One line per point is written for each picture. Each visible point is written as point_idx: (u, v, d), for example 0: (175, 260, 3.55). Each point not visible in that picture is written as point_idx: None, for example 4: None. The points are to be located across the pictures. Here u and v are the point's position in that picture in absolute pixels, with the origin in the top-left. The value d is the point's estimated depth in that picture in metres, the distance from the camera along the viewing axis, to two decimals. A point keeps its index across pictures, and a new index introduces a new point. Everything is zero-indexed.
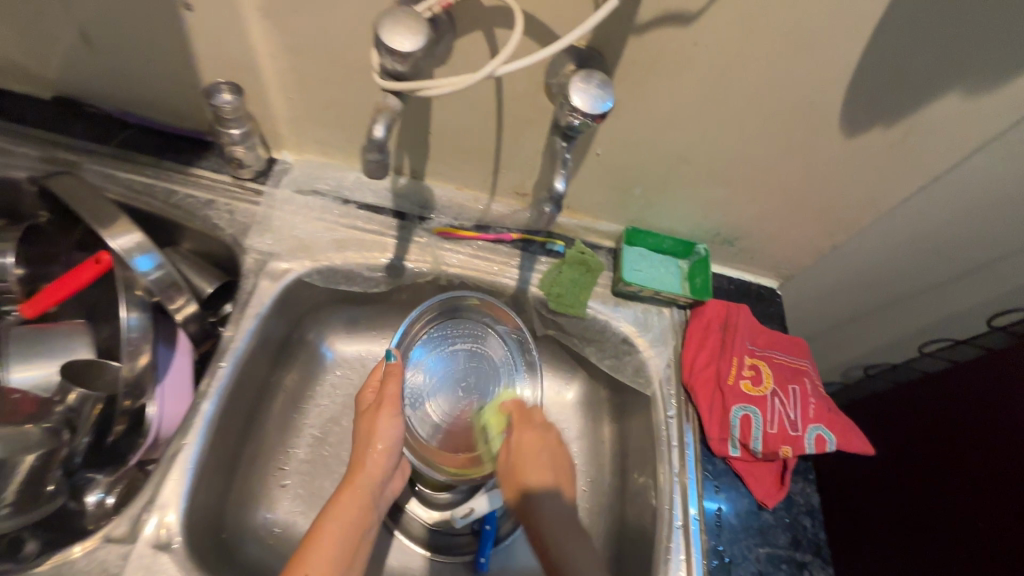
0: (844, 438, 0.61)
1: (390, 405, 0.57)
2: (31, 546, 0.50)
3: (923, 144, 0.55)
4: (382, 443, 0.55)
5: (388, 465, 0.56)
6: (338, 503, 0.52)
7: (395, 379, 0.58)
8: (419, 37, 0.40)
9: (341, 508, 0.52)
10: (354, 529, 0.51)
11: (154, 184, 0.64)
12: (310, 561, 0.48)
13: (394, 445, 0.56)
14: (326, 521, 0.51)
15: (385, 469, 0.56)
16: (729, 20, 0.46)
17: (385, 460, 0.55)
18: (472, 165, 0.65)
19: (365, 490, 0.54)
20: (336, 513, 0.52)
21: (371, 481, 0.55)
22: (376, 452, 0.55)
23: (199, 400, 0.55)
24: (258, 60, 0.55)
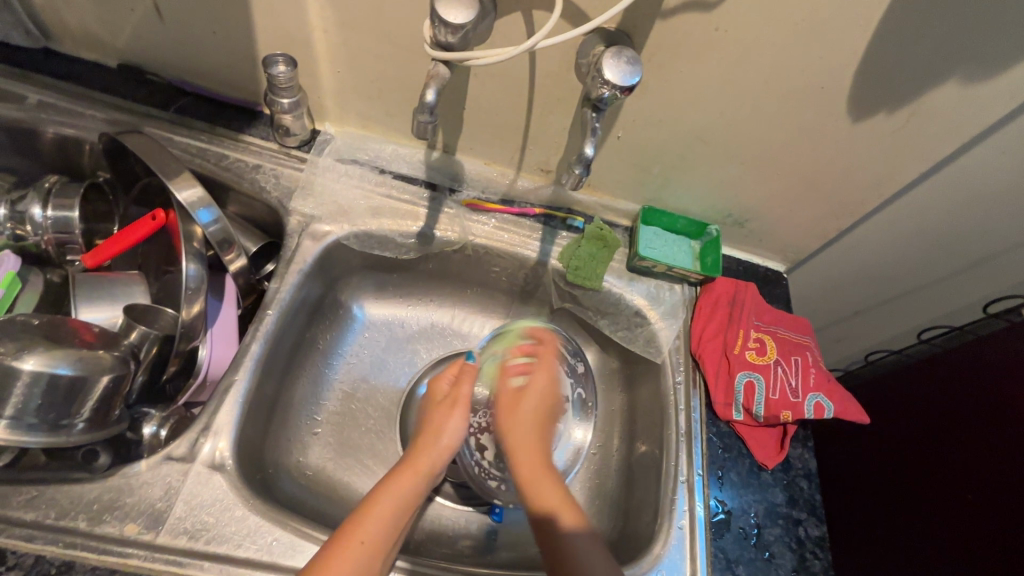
0: (842, 405, 0.64)
1: (463, 405, 0.61)
2: (104, 458, 0.56)
3: (924, 129, 0.59)
4: (451, 434, 0.59)
5: (446, 458, 0.58)
6: (398, 478, 0.54)
7: (469, 378, 0.63)
8: (471, 12, 0.44)
9: (399, 482, 0.54)
10: (409, 506, 0.53)
11: (208, 148, 0.69)
12: (370, 521, 0.50)
13: (456, 445, 0.59)
14: (388, 489, 0.52)
15: (443, 463, 0.58)
16: (748, 7, 0.50)
17: (447, 451, 0.58)
18: (502, 141, 0.69)
19: (426, 471, 0.56)
20: (395, 484, 0.53)
21: (432, 465, 0.57)
22: (443, 440, 0.58)
23: (248, 342, 0.61)
24: (314, 34, 0.60)
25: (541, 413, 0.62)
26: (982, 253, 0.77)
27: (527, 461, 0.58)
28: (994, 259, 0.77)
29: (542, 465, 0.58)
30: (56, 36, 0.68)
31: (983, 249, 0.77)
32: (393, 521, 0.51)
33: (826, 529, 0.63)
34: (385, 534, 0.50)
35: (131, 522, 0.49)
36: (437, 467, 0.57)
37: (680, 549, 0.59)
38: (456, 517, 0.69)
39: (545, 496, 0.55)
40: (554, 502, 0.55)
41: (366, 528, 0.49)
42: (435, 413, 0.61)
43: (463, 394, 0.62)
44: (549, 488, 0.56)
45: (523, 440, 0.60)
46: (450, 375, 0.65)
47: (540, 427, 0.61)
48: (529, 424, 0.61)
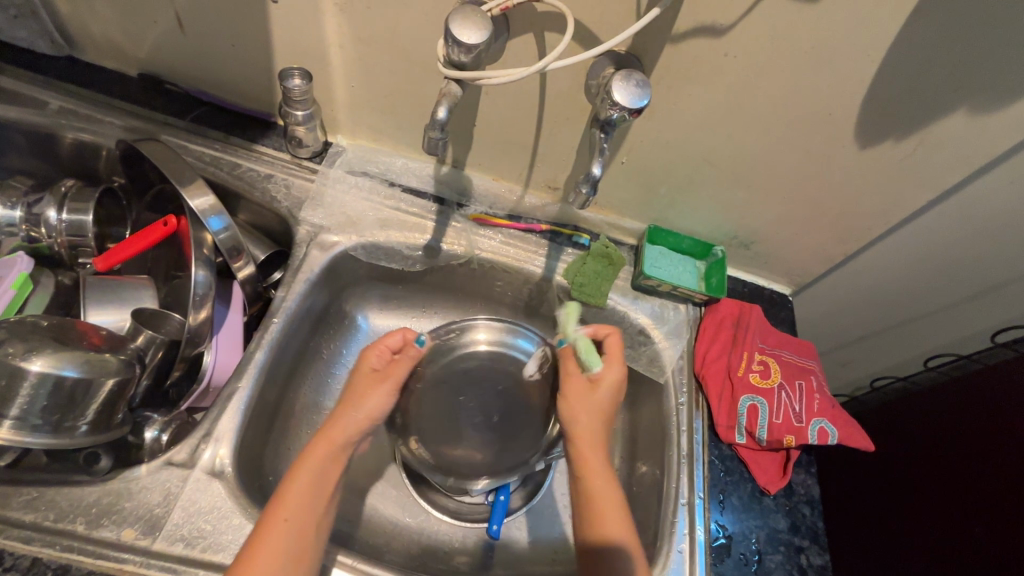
0: (846, 432, 0.64)
1: (390, 381, 0.61)
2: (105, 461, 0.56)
3: (932, 158, 0.59)
4: (364, 409, 0.58)
5: (364, 431, 0.58)
6: (309, 458, 0.53)
7: (408, 361, 0.62)
8: (484, 32, 0.45)
9: (315, 456, 0.54)
10: (323, 482, 0.53)
11: (221, 157, 0.70)
12: (292, 495, 0.50)
13: (376, 418, 0.59)
14: (305, 463, 0.53)
15: (358, 435, 0.57)
16: (756, 35, 0.51)
17: (364, 423, 0.58)
18: (512, 157, 0.70)
19: (340, 444, 0.56)
20: (307, 460, 0.53)
21: (348, 438, 0.56)
22: (358, 413, 0.58)
23: (253, 349, 0.61)
24: (330, 49, 0.62)
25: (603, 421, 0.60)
26: (988, 282, 0.77)
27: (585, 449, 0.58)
28: (1000, 289, 0.77)
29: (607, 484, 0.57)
30: (80, 46, 0.70)
31: (989, 277, 0.77)
32: (313, 496, 0.51)
33: (829, 558, 0.62)
34: (313, 506, 0.51)
35: (128, 527, 0.49)
36: (354, 436, 0.57)
37: (679, 574, 0.58)
38: (453, 532, 0.68)
39: (614, 529, 0.54)
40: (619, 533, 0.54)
41: (289, 506, 0.50)
42: (356, 385, 0.60)
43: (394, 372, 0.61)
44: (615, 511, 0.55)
45: (603, 488, 0.56)
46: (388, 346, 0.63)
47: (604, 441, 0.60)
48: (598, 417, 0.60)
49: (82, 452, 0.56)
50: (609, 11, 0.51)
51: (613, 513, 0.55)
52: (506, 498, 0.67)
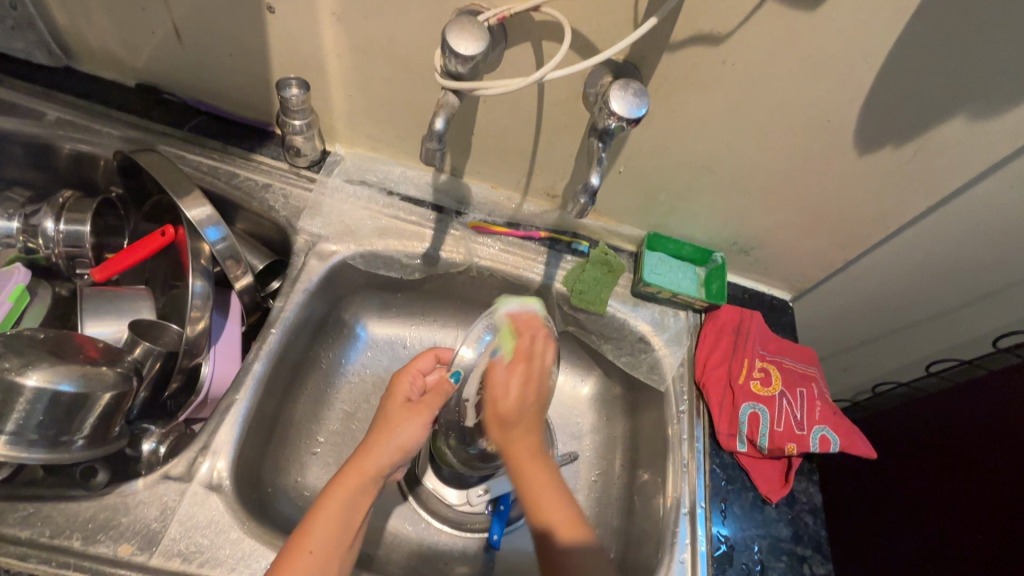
0: (848, 440, 0.63)
1: (426, 413, 0.57)
2: (102, 476, 0.56)
3: (931, 164, 0.59)
4: (397, 438, 0.54)
5: (398, 461, 0.54)
6: (332, 494, 0.50)
7: (438, 394, 0.58)
8: (481, 43, 0.45)
9: (343, 487, 0.51)
10: (350, 517, 0.50)
11: (219, 167, 0.70)
12: (316, 526, 0.48)
13: (411, 450, 0.56)
14: (335, 490, 0.51)
15: (392, 466, 0.54)
16: (753, 44, 0.51)
17: (399, 454, 0.54)
18: (510, 165, 0.70)
19: (373, 476, 0.52)
20: (339, 490, 0.51)
21: (380, 469, 0.53)
22: (391, 443, 0.54)
23: (251, 360, 0.60)
24: (327, 59, 0.61)
25: (535, 394, 0.58)
26: (988, 286, 0.77)
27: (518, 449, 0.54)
28: (1001, 293, 0.77)
29: (544, 477, 0.53)
30: (78, 56, 0.70)
31: (990, 282, 0.76)
32: (340, 526, 0.49)
33: (832, 568, 0.61)
34: (339, 536, 0.49)
35: (125, 543, 0.49)
36: (386, 466, 0.53)
37: None
38: (454, 542, 0.68)
39: (549, 512, 0.51)
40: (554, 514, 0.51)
41: (313, 537, 0.48)
42: (390, 414, 0.57)
43: (429, 403, 0.57)
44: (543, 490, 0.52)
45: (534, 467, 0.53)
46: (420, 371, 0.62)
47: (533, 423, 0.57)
48: (518, 398, 0.56)
49: (79, 468, 0.56)
50: (607, 21, 0.51)
51: (549, 499, 0.51)
52: (506, 508, 0.68)
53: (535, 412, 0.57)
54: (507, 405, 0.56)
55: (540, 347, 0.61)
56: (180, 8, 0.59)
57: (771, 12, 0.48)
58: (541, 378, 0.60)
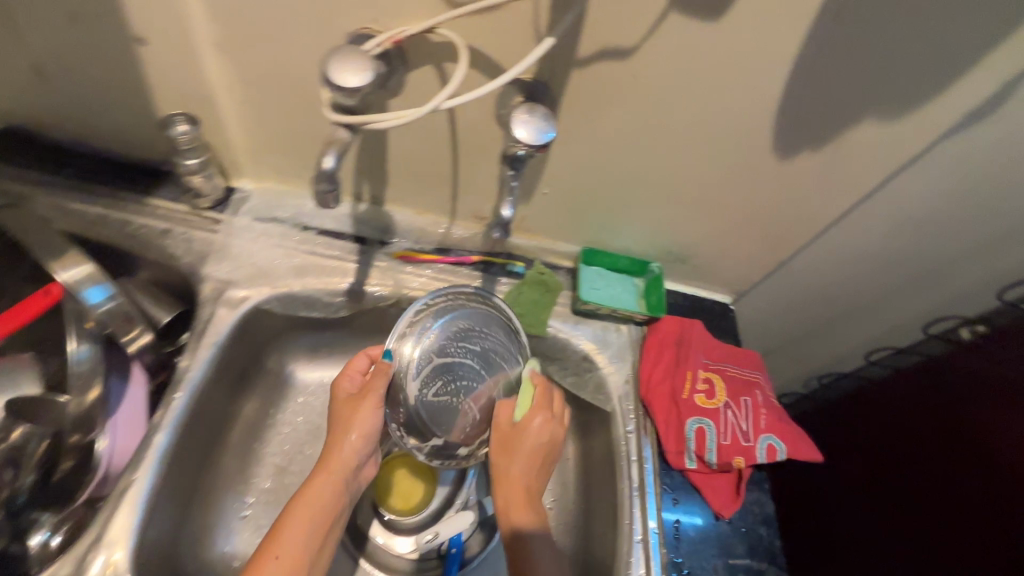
0: (794, 446, 0.63)
1: (371, 401, 0.59)
2: None
3: (849, 164, 0.59)
4: (355, 432, 0.59)
5: (360, 449, 0.59)
6: (302, 502, 0.55)
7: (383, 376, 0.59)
8: (366, 73, 0.41)
9: (317, 489, 0.56)
10: (320, 521, 0.55)
11: (109, 214, 0.63)
12: (286, 531, 0.53)
13: (370, 436, 0.59)
14: (302, 497, 0.55)
15: (358, 455, 0.59)
16: (661, 56, 0.49)
17: (360, 444, 0.59)
18: (432, 190, 0.66)
19: (339, 476, 0.58)
20: (311, 491, 0.56)
21: (347, 461, 0.58)
22: (352, 438, 0.58)
23: (152, 432, 0.54)
24: (216, 91, 0.56)
25: (541, 448, 0.60)
26: (917, 273, 0.78)
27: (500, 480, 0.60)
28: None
29: (525, 499, 0.59)
30: None
31: (916, 269, 0.78)
32: (310, 529, 0.54)
33: None
34: (308, 541, 0.53)
35: None
36: (349, 463, 0.59)
37: None
38: None
39: (522, 516, 0.58)
40: (523, 519, 0.58)
41: (280, 544, 0.52)
42: (340, 411, 0.59)
43: (374, 392, 0.59)
44: (525, 510, 0.58)
45: (518, 473, 0.59)
46: (358, 368, 0.61)
47: (535, 468, 0.60)
48: (518, 464, 0.60)
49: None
50: (508, 40, 0.48)
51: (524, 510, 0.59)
52: (459, 550, 0.66)
53: (543, 471, 0.61)
54: (531, 434, 0.60)
55: (558, 401, 0.64)
56: (36, 43, 0.52)
57: (676, 24, 0.46)
58: (561, 432, 0.62)
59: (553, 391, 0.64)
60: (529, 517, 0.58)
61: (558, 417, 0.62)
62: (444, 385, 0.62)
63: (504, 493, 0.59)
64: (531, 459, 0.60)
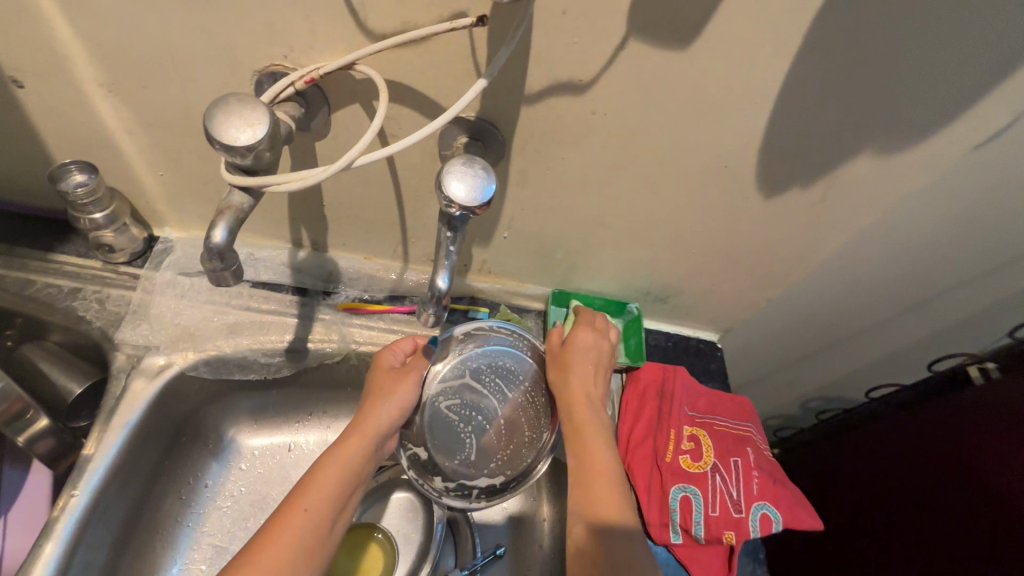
0: (791, 514, 0.56)
1: (414, 378, 0.54)
2: None
3: (844, 200, 0.52)
4: (393, 404, 0.52)
5: (397, 423, 0.53)
6: (322, 471, 0.48)
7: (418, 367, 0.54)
8: (258, 128, 0.34)
9: (343, 455, 0.49)
10: (340, 494, 0.48)
11: (4, 275, 0.55)
12: (313, 488, 0.47)
13: (407, 411, 0.54)
14: (335, 455, 0.49)
15: (391, 427, 0.53)
16: (623, 90, 0.42)
17: (399, 417, 0.53)
18: (379, 235, 0.59)
19: (369, 442, 0.51)
20: (337, 457, 0.49)
21: (380, 431, 0.52)
22: (388, 409, 0.52)
23: (42, 541, 0.46)
24: (115, 136, 0.49)
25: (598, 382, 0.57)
26: (918, 298, 0.72)
27: (587, 444, 0.52)
28: (932, 302, 0.73)
29: (607, 463, 0.50)
30: None
31: (915, 295, 0.72)
32: (338, 489, 0.48)
33: None
34: (334, 500, 0.47)
35: None
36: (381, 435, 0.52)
37: None
38: None
39: (603, 492, 0.49)
40: (602, 491, 0.49)
41: (311, 495, 0.46)
42: (381, 380, 0.53)
43: (413, 371, 0.54)
44: (597, 452, 0.51)
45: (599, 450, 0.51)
46: (403, 347, 0.56)
47: (598, 398, 0.56)
48: (582, 393, 0.54)
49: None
50: (443, 75, 0.41)
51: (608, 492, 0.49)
52: None
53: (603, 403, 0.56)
54: (578, 359, 0.57)
55: (603, 322, 0.61)
56: None
57: (637, 54, 0.39)
58: (607, 360, 0.59)
59: (599, 317, 0.62)
60: (609, 501, 0.48)
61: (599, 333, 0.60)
62: (461, 405, 0.56)
63: (581, 432, 0.53)
64: (588, 376, 0.56)
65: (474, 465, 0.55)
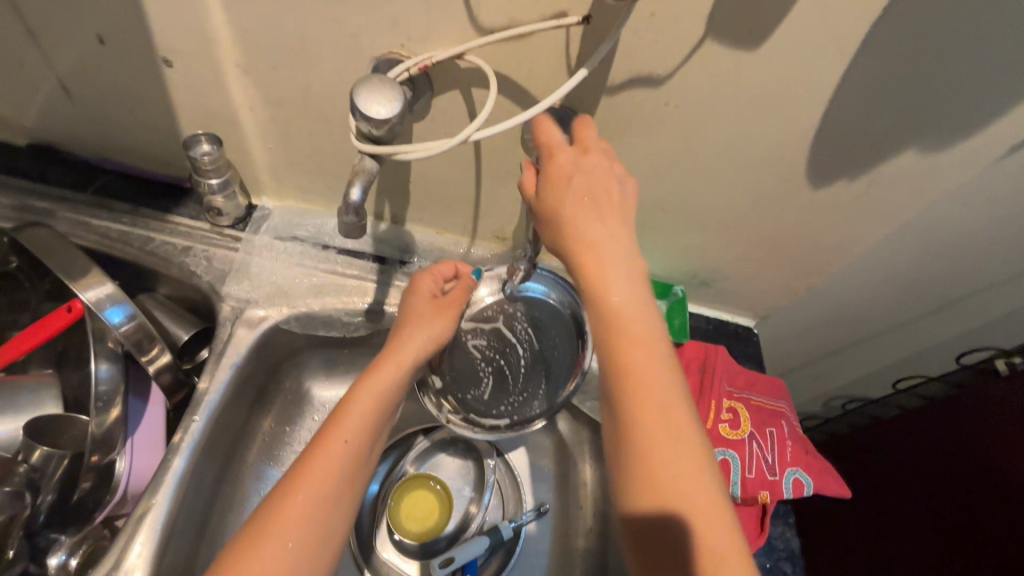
0: (821, 481, 0.61)
1: (452, 311, 0.57)
2: None
3: (886, 195, 0.57)
4: (429, 334, 0.55)
5: (430, 352, 0.56)
6: (359, 399, 0.51)
7: (458, 299, 0.58)
8: (395, 103, 0.40)
9: (379, 383, 0.52)
10: (376, 422, 0.51)
11: (131, 231, 0.63)
12: (350, 416, 0.50)
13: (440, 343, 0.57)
14: (367, 383, 0.52)
15: (424, 357, 0.56)
16: (694, 85, 0.48)
17: (431, 347, 0.56)
18: (454, 211, 0.65)
19: (405, 371, 0.54)
20: (371, 384, 0.52)
21: (414, 361, 0.55)
22: (423, 339, 0.55)
23: (170, 455, 0.54)
24: (240, 113, 0.56)
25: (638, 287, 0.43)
26: (947, 297, 0.77)
27: (648, 413, 0.39)
28: (957, 304, 0.78)
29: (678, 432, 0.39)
30: None
31: (942, 294, 0.77)
32: (374, 414, 0.51)
33: None
34: (368, 427, 0.51)
35: None
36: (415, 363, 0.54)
37: None
38: None
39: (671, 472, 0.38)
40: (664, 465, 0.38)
41: (347, 427, 0.50)
42: (418, 308, 0.57)
43: (453, 304, 0.58)
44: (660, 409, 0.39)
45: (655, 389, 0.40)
46: (443, 274, 0.60)
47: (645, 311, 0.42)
48: (632, 307, 0.42)
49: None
50: (538, 67, 0.47)
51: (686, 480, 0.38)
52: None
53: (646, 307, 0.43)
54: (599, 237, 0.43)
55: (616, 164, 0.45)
56: (62, 64, 0.53)
57: (711, 53, 0.45)
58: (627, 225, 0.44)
59: (589, 124, 0.45)
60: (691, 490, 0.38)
61: (584, 172, 0.43)
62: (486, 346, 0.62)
63: (626, 360, 0.41)
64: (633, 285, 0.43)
65: (486, 403, 0.63)
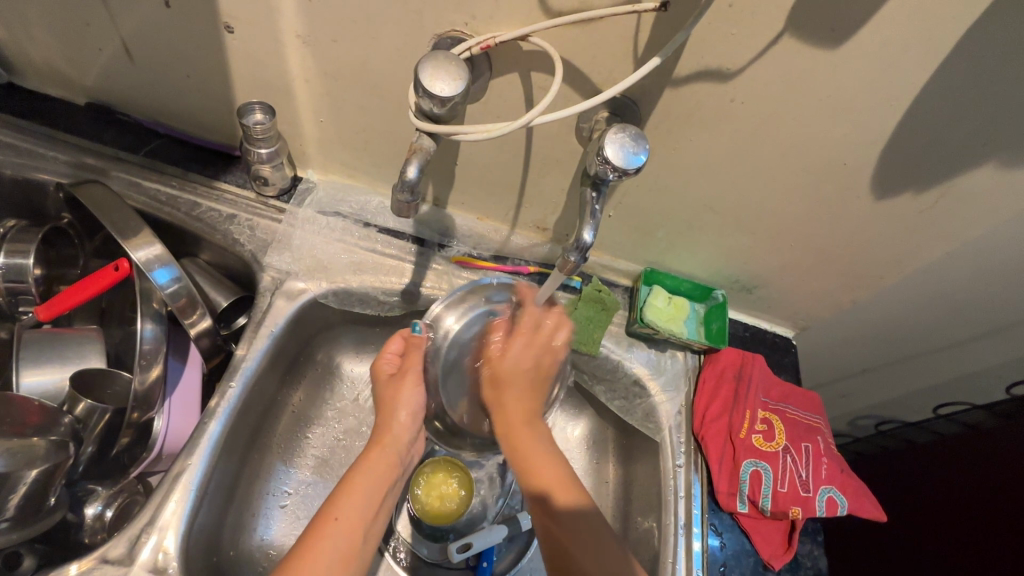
0: (856, 502, 0.59)
1: (414, 377, 0.59)
2: (28, 563, 0.51)
3: (954, 211, 0.54)
4: (406, 411, 0.58)
5: (411, 427, 0.59)
6: (354, 480, 0.53)
7: (417, 351, 0.60)
8: (459, 82, 0.40)
9: (368, 466, 0.54)
10: (375, 501, 0.52)
11: (178, 196, 0.64)
12: (347, 495, 0.51)
13: (417, 414, 0.59)
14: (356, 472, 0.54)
15: (407, 434, 0.58)
16: (766, 82, 0.46)
17: (413, 422, 0.59)
18: (496, 198, 0.64)
19: (393, 449, 0.57)
20: (360, 470, 0.54)
21: (396, 441, 0.57)
22: (400, 418, 0.58)
23: (207, 419, 0.55)
24: (294, 84, 0.56)
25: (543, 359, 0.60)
26: (993, 323, 0.69)
27: (512, 427, 0.57)
28: (1006, 329, 0.69)
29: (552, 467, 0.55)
30: (21, 71, 0.64)
31: (992, 319, 0.69)
32: (368, 494, 0.52)
33: None
34: (364, 507, 0.51)
35: None
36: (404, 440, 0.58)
37: None
38: None
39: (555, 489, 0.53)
40: (547, 479, 0.54)
41: (341, 505, 0.51)
42: (383, 390, 0.58)
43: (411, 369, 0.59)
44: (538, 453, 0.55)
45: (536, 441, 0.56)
46: (393, 351, 0.60)
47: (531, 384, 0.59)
48: (520, 354, 0.59)
49: (1, 556, 0.50)
50: (603, 53, 0.45)
51: (558, 479, 0.54)
52: (490, 565, 0.65)
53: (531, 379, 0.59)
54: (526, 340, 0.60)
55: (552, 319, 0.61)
56: (126, 24, 0.53)
57: (789, 49, 0.43)
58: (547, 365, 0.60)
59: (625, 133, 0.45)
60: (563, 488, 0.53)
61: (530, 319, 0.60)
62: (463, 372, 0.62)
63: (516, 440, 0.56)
64: (534, 352, 0.60)
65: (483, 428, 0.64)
